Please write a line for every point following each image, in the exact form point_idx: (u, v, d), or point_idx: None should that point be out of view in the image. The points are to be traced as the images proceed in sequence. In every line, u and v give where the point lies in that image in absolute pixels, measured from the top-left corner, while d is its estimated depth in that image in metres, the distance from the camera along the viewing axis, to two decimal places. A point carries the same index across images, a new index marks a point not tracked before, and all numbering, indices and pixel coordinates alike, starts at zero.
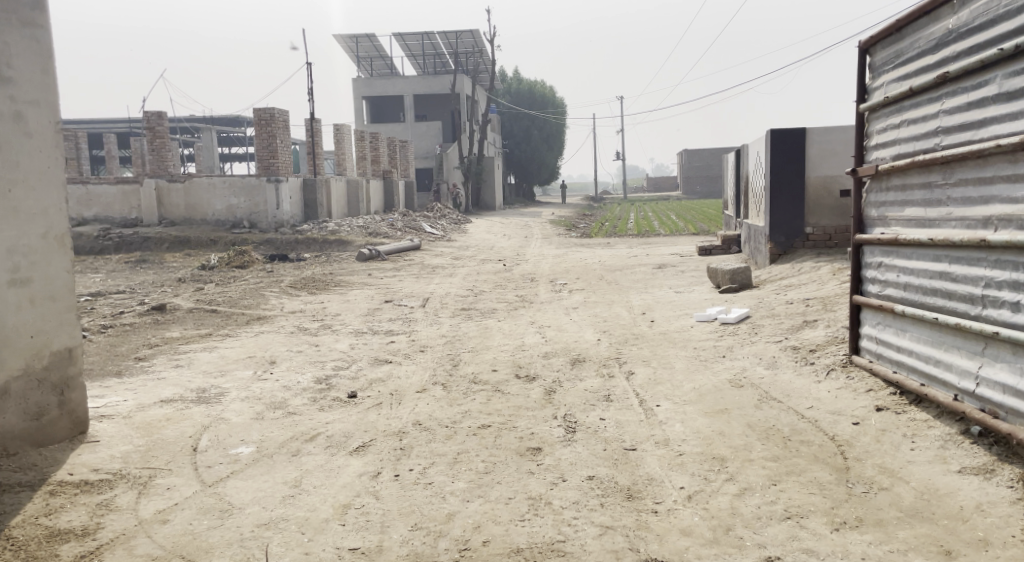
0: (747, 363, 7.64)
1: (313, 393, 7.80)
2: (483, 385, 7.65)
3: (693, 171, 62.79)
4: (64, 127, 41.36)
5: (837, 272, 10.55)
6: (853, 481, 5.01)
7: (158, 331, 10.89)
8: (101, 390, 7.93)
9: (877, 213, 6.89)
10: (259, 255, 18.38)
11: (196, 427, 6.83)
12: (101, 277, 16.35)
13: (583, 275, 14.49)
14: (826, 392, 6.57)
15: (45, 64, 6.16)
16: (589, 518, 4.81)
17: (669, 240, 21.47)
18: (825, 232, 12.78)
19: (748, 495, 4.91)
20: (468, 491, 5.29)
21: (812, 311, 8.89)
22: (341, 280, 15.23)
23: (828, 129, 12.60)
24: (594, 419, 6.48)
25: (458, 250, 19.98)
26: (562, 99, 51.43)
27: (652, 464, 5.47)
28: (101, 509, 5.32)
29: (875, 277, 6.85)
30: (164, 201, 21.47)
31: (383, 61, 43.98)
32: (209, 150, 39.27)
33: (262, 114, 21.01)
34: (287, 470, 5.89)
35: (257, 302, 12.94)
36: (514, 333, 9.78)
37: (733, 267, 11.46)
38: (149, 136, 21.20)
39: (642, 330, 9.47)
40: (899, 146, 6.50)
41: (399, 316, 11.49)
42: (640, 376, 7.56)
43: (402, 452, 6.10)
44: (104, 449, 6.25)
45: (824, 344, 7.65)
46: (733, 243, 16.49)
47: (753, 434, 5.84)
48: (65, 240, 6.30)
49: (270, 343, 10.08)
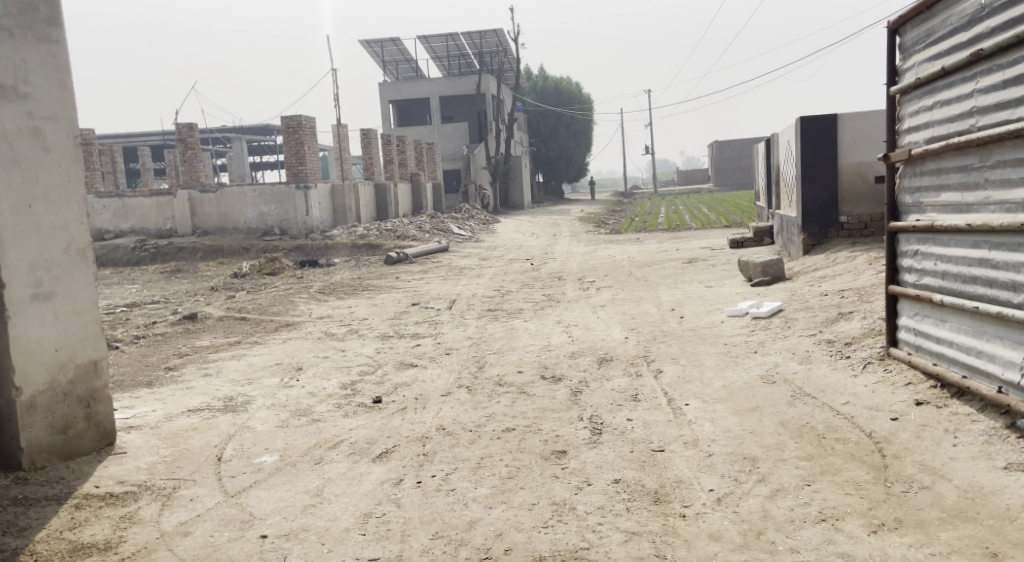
0: (780, 359, 7.41)
1: (339, 399, 7.73)
2: (509, 387, 7.51)
3: (724, 163, 62.15)
4: (100, 141, 42.06)
5: (872, 261, 10.25)
6: (891, 480, 4.79)
7: (189, 340, 10.93)
8: (130, 401, 7.94)
9: (911, 199, 6.63)
10: (290, 261, 18.46)
11: (221, 436, 6.79)
12: (135, 288, 16.53)
13: (612, 272, 14.30)
14: (862, 386, 6.33)
15: (62, 79, 6.14)
16: (615, 523, 4.65)
17: (701, 234, 21.14)
18: (860, 221, 12.48)
19: (780, 497, 4.71)
20: (491, 498, 5.16)
21: (847, 302, 8.62)
22: (370, 284, 15.20)
23: (860, 114, 12.27)
24: (622, 420, 6.31)
25: (487, 250, 19.88)
26: (589, 96, 51.18)
27: (681, 466, 5.30)
28: (124, 522, 5.27)
29: (911, 265, 6.60)
30: (197, 210, 21.70)
31: (409, 65, 44.11)
32: (241, 159, 39.70)
33: (289, 122, 21.06)
34: (309, 478, 5.81)
35: (287, 309, 12.95)
36: (541, 333, 9.64)
37: (765, 259, 11.20)
38: (181, 148, 21.40)
39: (672, 327, 9.28)
40: (933, 129, 6.24)
41: (426, 318, 11.41)
42: (669, 375, 7.37)
43: (425, 458, 5.99)
44: (130, 460, 6.23)
45: (859, 337, 7.39)
46: (765, 234, 16.18)
47: (786, 433, 5.63)
48: (88, 253, 6.28)
49: (297, 349, 10.05)
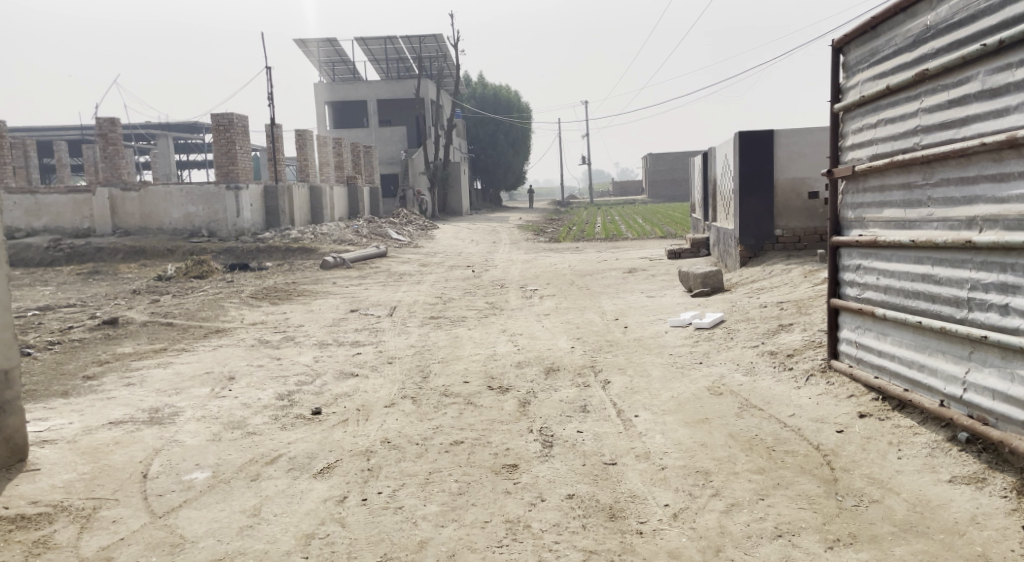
0: (725, 370, 7.47)
1: (276, 411, 7.47)
2: (455, 398, 7.38)
3: (658, 174, 63.19)
4: (12, 134, 40.19)
5: (809, 274, 10.46)
6: (842, 493, 4.85)
7: (110, 347, 10.45)
8: (46, 412, 7.52)
9: (853, 214, 6.77)
10: (219, 264, 17.91)
11: (147, 451, 6.48)
12: (52, 290, 15.79)
13: (553, 280, 14.27)
14: (807, 398, 6.41)
15: None
16: (571, 541, 4.58)
17: (638, 244, 21.34)
18: (794, 234, 12.75)
19: (735, 512, 4.71)
20: (441, 515, 5.04)
21: (787, 314, 8.77)
22: (305, 289, 14.85)
23: (796, 131, 12.56)
24: (572, 432, 6.26)
25: (426, 256, 19.65)
26: (527, 104, 51.36)
27: (634, 480, 5.27)
28: (38, 548, 4.97)
29: (853, 279, 6.74)
30: (118, 209, 20.91)
31: (345, 66, 43.49)
32: (165, 157, 38.45)
33: (219, 120, 20.48)
34: (246, 497, 5.58)
35: (216, 314, 12.53)
36: (486, 342, 9.53)
37: (704, 270, 11.34)
38: (102, 143, 20.60)
39: (616, 337, 9.28)
40: (876, 146, 6.38)
41: (366, 326, 11.17)
42: (616, 385, 7.35)
43: (370, 473, 5.83)
44: (45, 478, 5.88)
45: (802, 348, 7.51)
46: (701, 245, 16.44)
47: (735, 445, 5.66)
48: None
49: (229, 357, 9.71)
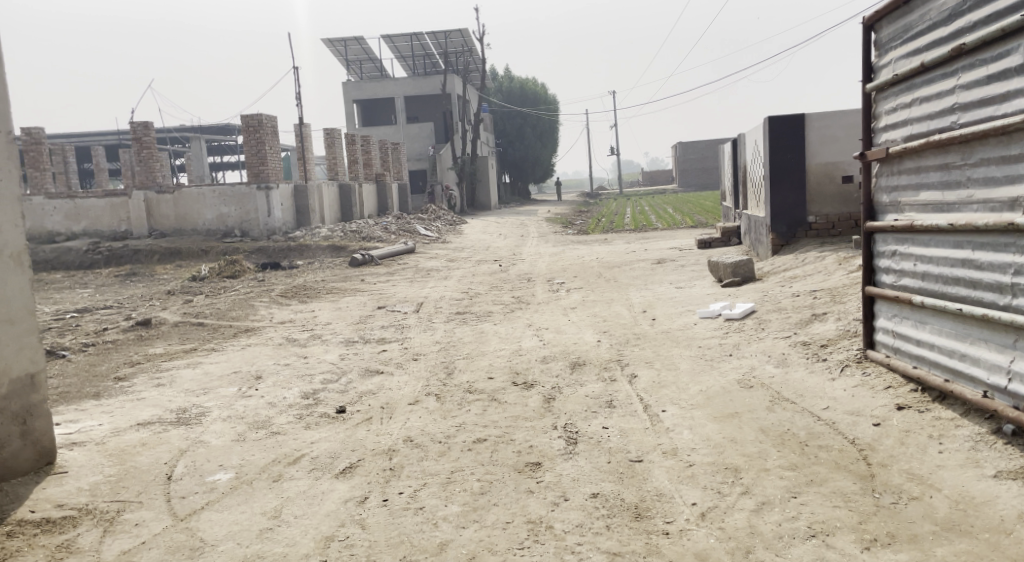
0: (757, 362, 7.25)
1: (300, 410, 7.40)
2: (478, 395, 7.25)
3: (688, 163, 62.54)
4: (51, 141, 40.82)
5: (843, 261, 10.15)
6: (880, 490, 4.63)
7: (142, 348, 10.48)
8: (76, 414, 7.53)
9: (888, 198, 6.51)
10: (251, 264, 17.97)
11: (173, 452, 6.43)
12: (89, 292, 15.96)
13: (581, 273, 14.08)
14: (841, 390, 6.17)
15: None
16: (594, 543, 4.42)
17: (668, 234, 21.05)
18: (828, 220, 12.42)
19: (766, 511, 4.52)
20: (462, 516, 4.90)
21: (820, 303, 8.50)
22: (333, 287, 14.82)
23: (828, 114, 12.23)
24: (597, 428, 6.09)
25: (454, 252, 19.55)
26: (554, 96, 51.07)
27: (661, 477, 5.09)
28: (61, 552, 4.92)
29: (889, 266, 6.47)
30: (154, 211, 21.11)
31: (372, 64, 43.55)
32: (198, 159, 38.81)
33: (250, 121, 20.48)
34: (267, 498, 5.49)
35: (246, 313, 12.54)
36: (511, 337, 9.38)
37: (735, 259, 11.07)
38: (136, 147, 20.76)
39: (644, 329, 9.09)
40: (911, 126, 6.12)
41: (392, 323, 11.09)
42: (644, 380, 7.17)
43: (392, 472, 5.71)
44: (71, 480, 5.85)
45: (836, 339, 7.25)
46: (733, 234, 16.12)
47: (767, 441, 5.45)
48: (22, 257, 5.89)
49: (257, 356, 9.68)
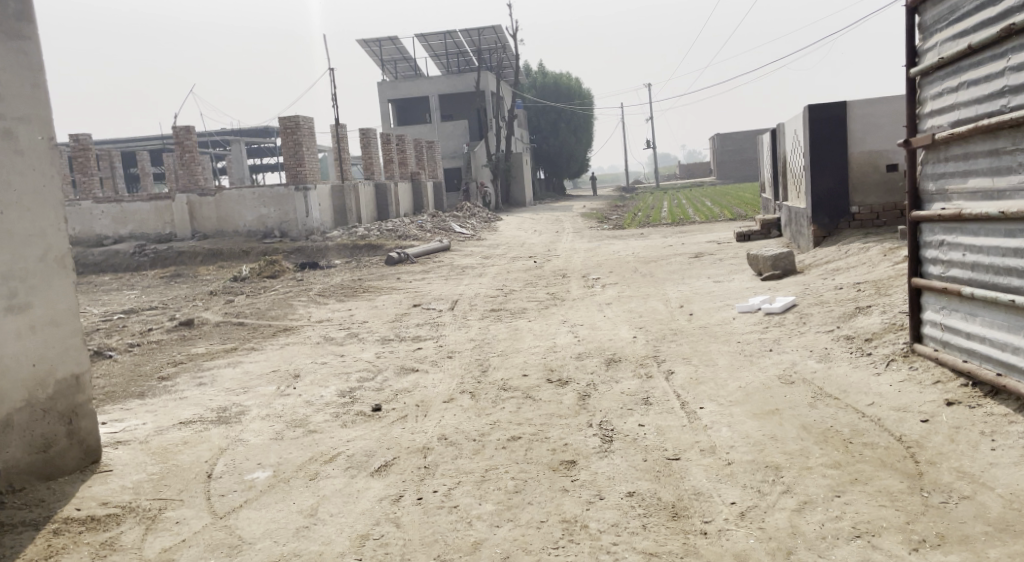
0: (798, 357, 7.06)
1: (336, 408, 7.39)
2: (513, 393, 7.17)
3: (726, 156, 61.82)
4: (99, 147, 41.69)
5: (888, 253, 9.88)
6: (928, 489, 4.45)
7: (185, 348, 10.60)
8: (121, 414, 7.61)
9: (935, 186, 6.29)
10: (290, 264, 18.13)
11: (213, 450, 6.46)
12: (135, 294, 16.23)
13: (618, 269, 13.93)
14: (887, 386, 5.97)
15: (36, 77, 5.81)
16: (631, 543, 4.31)
17: (706, 228, 20.78)
18: (872, 211, 12.11)
19: (809, 511, 4.37)
20: (496, 515, 4.83)
21: (864, 296, 8.27)
22: (370, 285, 14.86)
23: (871, 101, 11.93)
24: (633, 425, 5.97)
25: (489, 249, 19.51)
26: (589, 91, 50.79)
27: (699, 476, 4.96)
28: (104, 549, 4.95)
29: (936, 257, 6.26)
30: (197, 213, 21.40)
31: (407, 64, 43.72)
32: (239, 162, 39.32)
33: (287, 123, 20.62)
34: (303, 497, 5.47)
35: (285, 312, 12.62)
36: (546, 334, 9.30)
37: (775, 252, 10.84)
38: (178, 151, 21.04)
39: (681, 325, 8.94)
40: (958, 111, 5.89)
41: (427, 320, 11.07)
42: (681, 376, 7.03)
43: (426, 471, 5.66)
44: (115, 479, 5.90)
45: (881, 332, 7.03)
46: (772, 226, 15.83)
47: (809, 438, 5.29)
48: (66, 260, 5.95)
49: (295, 355, 9.72)
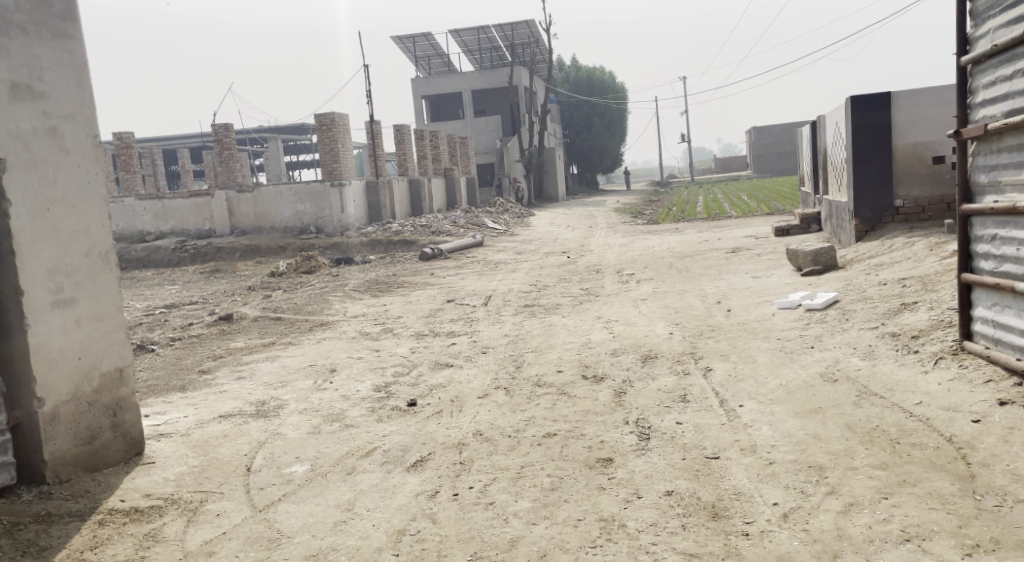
0: (841, 354, 6.89)
1: (372, 403, 7.38)
2: (548, 389, 7.09)
3: (762, 149, 61.06)
4: (140, 145, 42.29)
5: (934, 247, 9.63)
6: (981, 492, 4.30)
7: (224, 342, 10.69)
8: (163, 406, 7.68)
9: (987, 178, 6.10)
10: (326, 259, 18.23)
11: (252, 444, 6.47)
12: (175, 289, 16.43)
13: (654, 264, 13.78)
14: (935, 384, 5.80)
15: (80, 76, 5.83)
16: (670, 543, 4.22)
17: (742, 223, 20.51)
18: (916, 204, 11.82)
19: (855, 513, 4.24)
20: (533, 512, 4.76)
21: (909, 292, 8.06)
22: (404, 281, 14.86)
23: (916, 92, 11.65)
24: (671, 423, 5.87)
25: (523, 244, 19.44)
26: (622, 85, 50.45)
27: (739, 475, 4.84)
28: (147, 541, 4.97)
29: (988, 251, 6.08)
30: (235, 210, 21.61)
31: (441, 60, 43.77)
32: (277, 159, 39.69)
33: (322, 120, 20.72)
34: (340, 491, 5.45)
35: (321, 307, 12.67)
36: (580, 330, 9.21)
37: (816, 247, 10.62)
38: (217, 148, 21.26)
39: (719, 321, 8.79)
40: (1012, 101, 5.70)
41: (461, 315, 11.04)
42: (719, 373, 6.90)
43: (461, 467, 5.61)
44: (158, 471, 5.93)
45: (928, 329, 6.83)
46: (812, 221, 15.57)
47: (854, 438, 5.14)
48: (110, 257, 5.99)
49: (331, 349, 9.74)
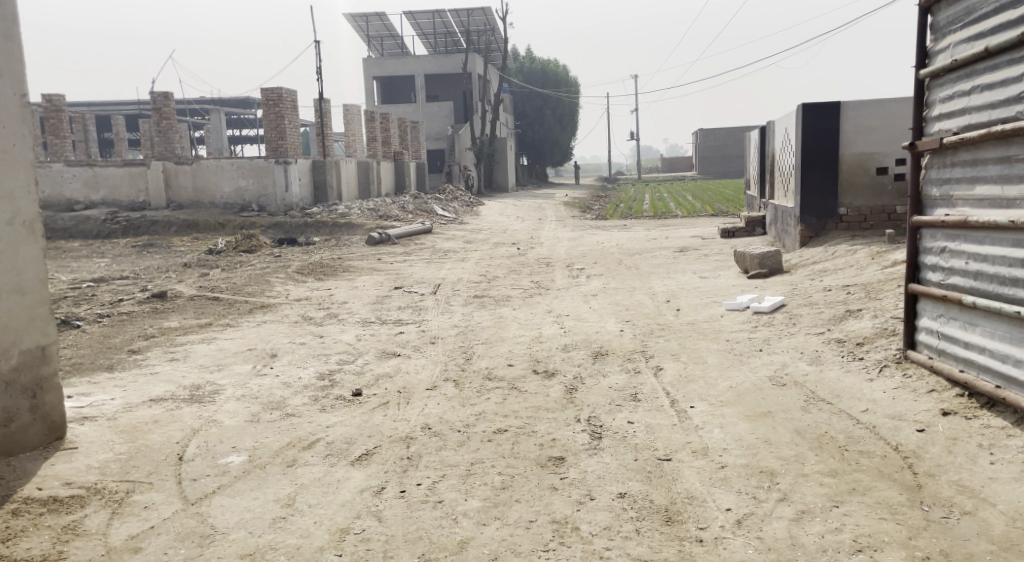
0: (788, 359, 6.95)
1: (315, 392, 7.18)
2: (498, 383, 7.00)
3: (709, 150, 61.89)
4: (72, 109, 40.73)
5: (877, 256, 9.82)
6: (928, 503, 4.39)
7: (157, 320, 10.30)
8: (88, 387, 7.34)
9: (939, 191, 6.21)
10: (268, 239, 17.79)
11: (185, 431, 6.24)
12: (106, 262, 15.82)
13: (601, 259, 13.78)
14: (881, 392, 5.88)
15: (9, 30, 5.50)
16: (624, 549, 4.18)
17: (689, 222, 20.69)
18: (860, 213, 12.06)
19: (807, 521, 4.28)
20: (483, 512, 4.67)
21: (855, 299, 8.18)
22: (350, 265, 14.58)
23: (866, 102, 11.85)
24: (622, 423, 5.84)
25: (471, 233, 19.29)
26: (576, 79, 50.54)
27: (691, 478, 4.84)
28: (67, 534, 4.73)
29: (936, 263, 6.19)
30: (172, 182, 20.91)
31: (394, 41, 43.16)
32: (218, 132, 38.63)
33: (270, 94, 20.22)
34: (281, 485, 5.28)
35: (262, 289, 12.34)
36: (531, 323, 9.13)
37: (763, 250, 10.75)
38: (156, 118, 20.55)
39: (668, 320, 8.81)
40: (969, 116, 5.80)
41: (409, 304, 10.85)
42: (669, 373, 6.90)
43: (409, 462, 5.48)
44: (81, 457, 5.66)
45: (873, 337, 6.95)
46: (757, 224, 15.79)
47: (803, 444, 5.18)
48: (37, 226, 5.67)
49: (271, 333, 9.47)
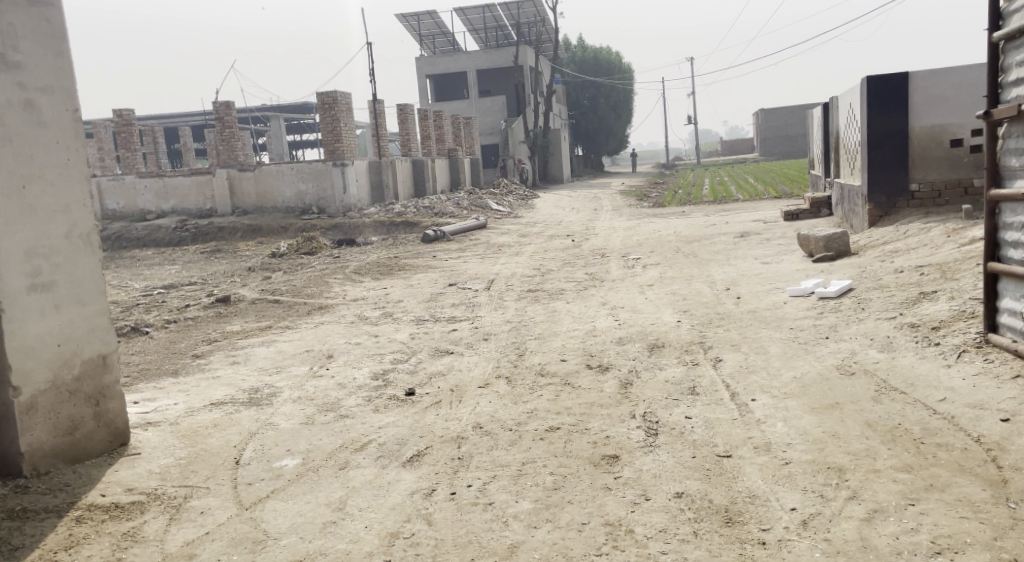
0: (857, 346, 6.59)
1: (368, 392, 7.09)
2: (551, 379, 6.81)
3: (770, 131, 60.41)
4: (142, 123, 42.00)
5: (951, 234, 9.30)
6: (1015, 500, 4.05)
7: (220, 325, 10.40)
8: (153, 393, 7.41)
9: (1019, 162, 5.79)
10: (327, 240, 17.94)
11: (242, 435, 6.21)
12: (175, 268, 16.14)
13: (659, 248, 13.45)
14: (960, 379, 5.50)
15: (58, 46, 5.51)
16: (682, 553, 3.96)
17: (749, 206, 20.10)
18: (933, 188, 11.48)
19: (880, 521, 3.99)
20: (534, 515, 4.50)
21: (928, 281, 7.73)
22: (406, 263, 14.56)
23: (936, 72, 11.27)
24: (680, 418, 5.59)
25: (526, 226, 19.12)
26: (629, 65, 49.85)
27: (754, 476, 4.57)
28: (126, 541, 4.72)
29: (1018, 240, 5.78)
30: (236, 189, 21.25)
31: (445, 38, 43.22)
32: (279, 138, 39.23)
33: (325, 98, 20.38)
34: (332, 489, 5.19)
35: (321, 290, 12.39)
36: (584, 317, 8.91)
37: (828, 233, 10.30)
38: (219, 127, 20.89)
39: (728, 309, 8.49)
40: None
41: (462, 300, 10.74)
42: (730, 364, 6.62)
43: (460, 462, 5.35)
44: (142, 463, 5.68)
45: (949, 321, 6.53)
46: (823, 205, 15.23)
47: (875, 437, 4.86)
48: (93, 238, 5.70)
49: (329, 334, 9.45)
